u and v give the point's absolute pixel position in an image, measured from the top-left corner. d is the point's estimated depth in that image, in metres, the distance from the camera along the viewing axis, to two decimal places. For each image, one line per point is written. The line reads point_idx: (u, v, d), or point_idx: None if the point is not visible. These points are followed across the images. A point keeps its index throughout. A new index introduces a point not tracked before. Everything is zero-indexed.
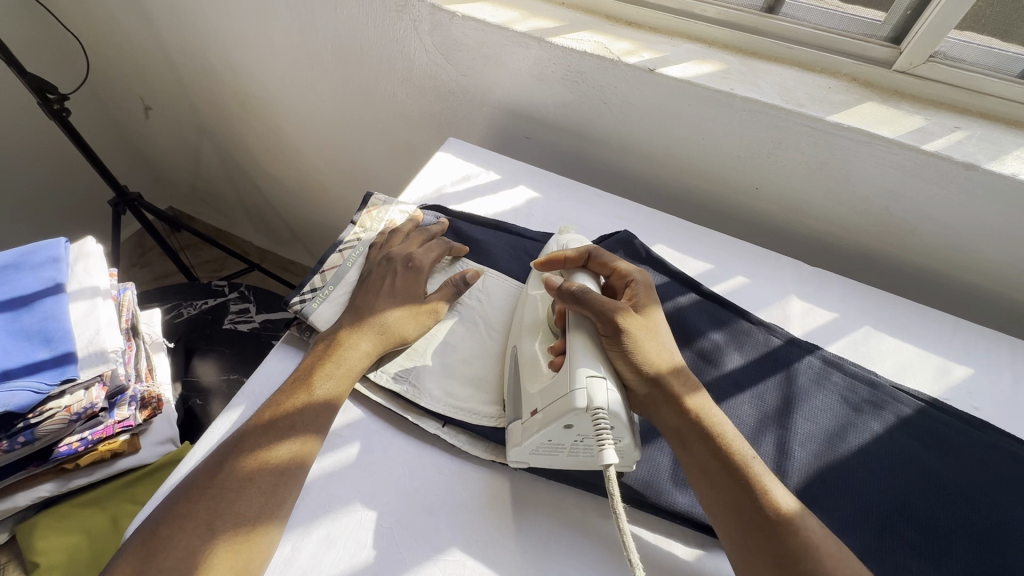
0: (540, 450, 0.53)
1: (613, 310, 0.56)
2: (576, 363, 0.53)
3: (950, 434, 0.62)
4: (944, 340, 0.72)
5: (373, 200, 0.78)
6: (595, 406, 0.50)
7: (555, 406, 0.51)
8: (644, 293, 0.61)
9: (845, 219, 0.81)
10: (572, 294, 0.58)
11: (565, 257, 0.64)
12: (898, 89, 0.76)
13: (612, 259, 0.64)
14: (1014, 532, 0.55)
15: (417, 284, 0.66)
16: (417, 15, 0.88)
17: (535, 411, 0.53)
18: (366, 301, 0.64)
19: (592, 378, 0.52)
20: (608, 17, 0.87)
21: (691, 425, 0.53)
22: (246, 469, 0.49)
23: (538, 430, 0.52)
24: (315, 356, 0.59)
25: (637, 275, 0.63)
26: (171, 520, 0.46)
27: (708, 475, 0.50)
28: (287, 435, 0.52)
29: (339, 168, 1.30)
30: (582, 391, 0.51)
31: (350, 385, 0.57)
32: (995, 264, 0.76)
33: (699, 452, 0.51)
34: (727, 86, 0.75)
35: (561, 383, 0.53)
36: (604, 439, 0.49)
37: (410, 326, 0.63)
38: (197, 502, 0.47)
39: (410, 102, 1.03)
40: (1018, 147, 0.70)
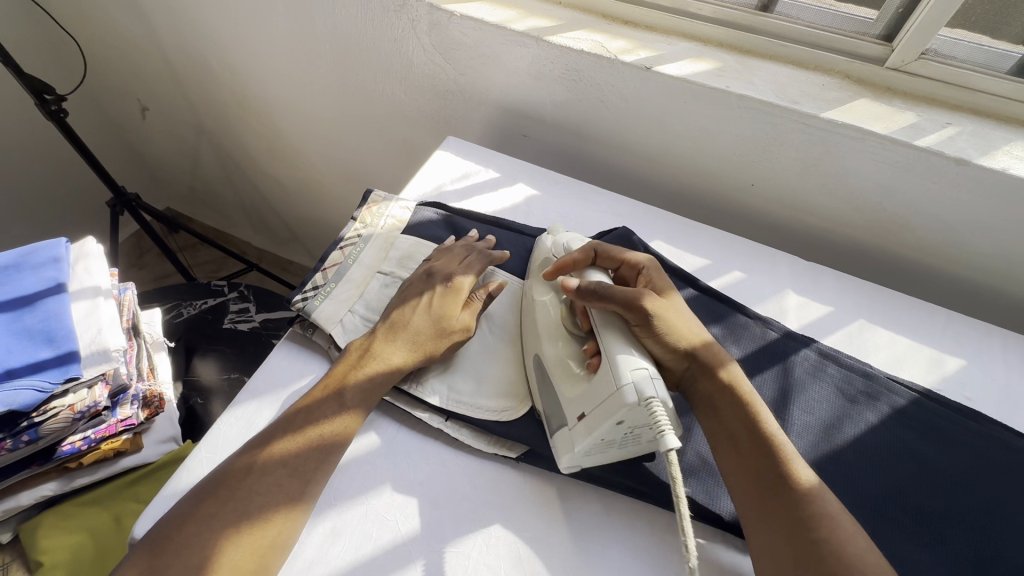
0: (594, 451, 0.53)
1: (637, 299, 0.57)
2: (617, 358, 0.53)
3: (943, 423, 0.63)
4: (938, 332, 0.73)
5: (373, 196, 0.79)
6: (647, 398, 0.50)
7: (604, 406, 0.51)
8: (660, 280, 0.62)
9: (840, 215, 0.82)
10: (594, 290, 0.58)
11: (573, 260, 0.64)
12: (890, 86, 0.78)
13: (619, 252, 0.65)
14: (1005, 516, 0.57)
15: (454, 300, 0.64)
16: (414, 14, 0.89)
17: (582, 414, 0.53)
18: (402, 315, 0.63)
19: (638, 371, 0.52)
20: (604, 16, 0.88)
21: (725, 397, 0.54)
22: (274, 470, 0.49)
23: (590, 433, 0.52)
24: (346, 364, 0.59)
25: (647, 262, 0.64)
26: (196, 518, 0.46)
27: (734, 446, 0.51)
28: (302, 437, 0.52)
29: (337, 168, 1.30)
30: (630, 386, 0.50)
31: (380, 392, 0.58)
32: (987, 258, 0.77)
33: (730, 424, 0.53)
34: (722, 84, 0.76)
35: (606, 382, 0.52)
36: (664, 424, 0.48)
37: (443, 343, 0.62)
38: (222, 500, 0.47)
39: (409, 101, 1.04)
40: (1007, 143, 0.71)
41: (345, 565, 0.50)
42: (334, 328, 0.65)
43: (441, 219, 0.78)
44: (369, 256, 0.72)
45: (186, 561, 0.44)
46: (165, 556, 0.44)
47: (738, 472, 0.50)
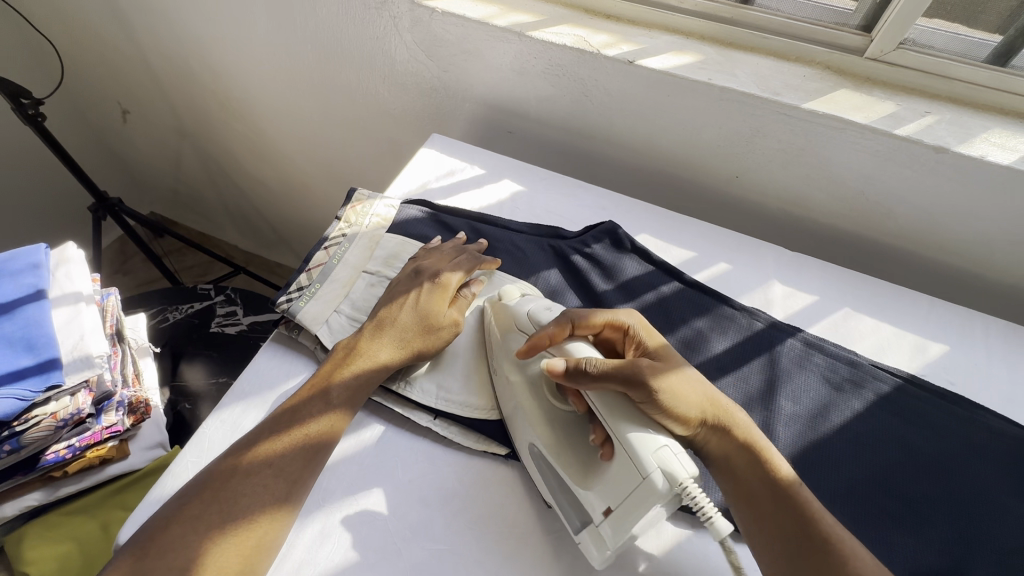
0: (630, 540, 0.49)
1: (636, 371, 0.50)
2: (634, 445, 0.47)
3: (926, 408, 0.64)
4: (921, 319, 0.74)
5: (357, 195, 0.78)
6: (681, 482, 0.45)
7: (636, 501, 0.46)
8: (648, 339, 0.57)
9: (822, 204, 0.83)
10: (587, 373, 0.51)
11: (547, 337, 0.56)
12: (870, 76, 0.78)
13: (597, 315, 0.57)
14: (988, 499, 0.58)
15: (441, 299, 0.64)
16: (396, 11, 0.88)
17: (610, 509, 0.47)
18: (389, 313, 0.62)
19: (660, 451, 0.46)
20: (587, 11, 0.87)
21: (739, 449, 0.51)
22: (263, 473, 0.49)
23: (626, 527, 0.47)
24: (333, 363, 0.58)
25: (630, 318, 0.58)
26: (181, 519, 0.46)
27: (750, 501, 0.49)
28: (290, 441, 0.51)
29: (322, 168, 1.29)
30: (658, 473, 0.45)
31: (367, 389, 0.57)
32: (967, 244, 0.78)
33: (745, 477, 0.50)
34: (704, 76, 0.76)
35: (626, 471, 0.47)
36: (710, 511, 0.45)
37: (429, 340, 0.61)
38: (210, 503, 0.47)
39: (393, 98, 1.03)
40: (985, 130, 0.72)
41: (335, 565, 0.50)
42: (320, 327, 0.64)
43: (426, 217, 0.77)
44: (354, 255, 0.72)
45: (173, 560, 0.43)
46: (151, 555, 0.44)
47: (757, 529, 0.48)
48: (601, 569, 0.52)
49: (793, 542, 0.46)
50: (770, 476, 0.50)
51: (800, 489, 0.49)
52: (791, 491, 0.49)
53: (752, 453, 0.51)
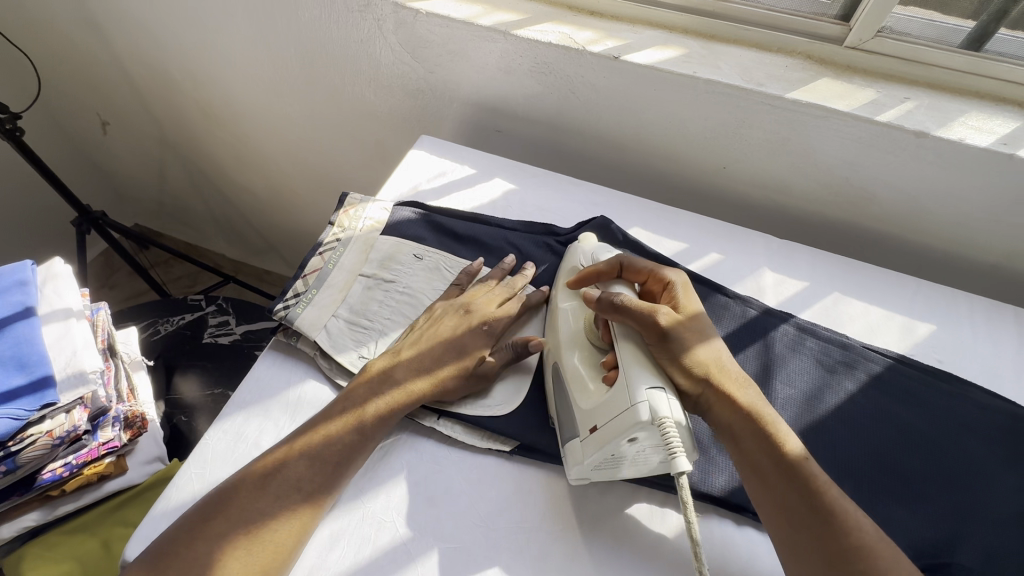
0: (603, 465, 0.53)
1: (658, 314, 0.55)
2: (633, 376, 0.52)
3: (918, 386, 0.66)
4: (909, 300, 0.75)
5: (349, 199, 0.77)
6: (662, 418, 0.49)
7: (616, 423, 0.50)
8: (686, 297, 0.61)
9: (809, 192, 0.84)
10: (613, 302, 0.57)
11: (598, 270, 0.64)
12: (850, 65, 0.80)
13: (646, 267, 0.63)
14: (979, 471, 0.60)
15: (478, 342, 0.62)
16: (380, 13, 0.88)
17: (594, 428, 0.52)
18: (421, 339, 0.62)
19: (654, 392, 0.51)
20: (570, 8, 0.88)
21: (747, 424, 0.52)
22: (295, 469, 0.52)
23: (601, 446, 0.51)
24: (359, 384, 0.58)
25: (674, 277, 0.62)
26: (205, 536, 0.48)
27: (760, 476, 0.51)
28: (311, 461, 0.53)
29: (310, 174, 1.28)
30: (645, 404, 0.50)
31: (390, 421, 0.57)
32: (949, 225, 0.80)
33: (752, 452, 0.52)
34: (689, 69, 0.77)
35: (619, 399, 0.52)
36: (676, 447, 0.48)
37: (455, 382, 0.60)
38: (243, 500, 0.50)
39: (379, 101, 1.03)
40: (963, 114, 0.74)
41: (346, 569, 0.50)
42: (319, 333, 0.64)
43: (420, 218, 0.77)
44: (349, 259, 0.71)
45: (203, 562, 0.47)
46: (178, 562, 0.47)
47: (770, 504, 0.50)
48: (609, 558, 0.53)
49: (805, 521, 0.48)
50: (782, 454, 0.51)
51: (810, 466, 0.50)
52: (803, 470, 0.50)
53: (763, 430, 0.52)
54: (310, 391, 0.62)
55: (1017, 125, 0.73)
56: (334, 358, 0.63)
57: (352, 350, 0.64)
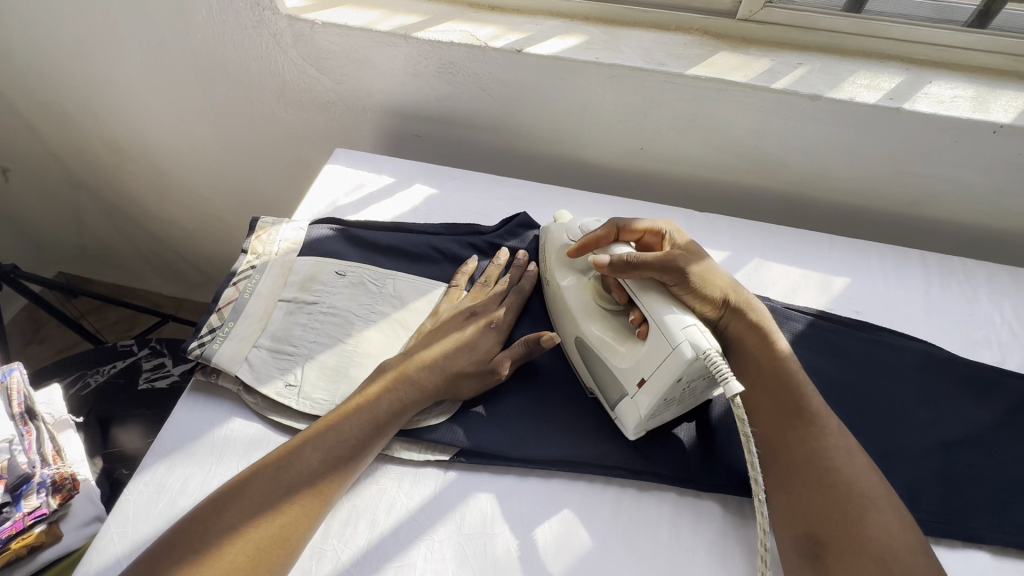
0: (656, 411, 0.54)
1: (675, 258, 0.56)
2: (663, 320, 0.52)
3: (839, 339, 0.69)
4: (825, 257, 0.78)
5: (261, 223, 0.74)
6: (705, 350, 0.49)
7: (663, 370, 0.51)
8: (683, 240, 0.62)
9: (725, 163, 0.86)
10: (628, 263, 0.55)
11: (595, 238, 0.62)
12: (745, 37, 0.82)
13: (637, 223, 0.62)
14: (901, 411, 0.63)
15: (489, 342, 0.63)
16: (275, 28, 0.86)
17: (643, 380, 0.53)
18: (431, 342, 0.63)
19: (688, 328, 0.50)
20: (470, 6, 0.88)
21: (778, 414, 0.55)
22: (309, 460, 0.52)
23: (654, 396, 0.52)
24: (378, 379, 0.59)
25: (667, 225, 0.63)
26: (214, 528, 0.47)
27: (765, 388, 0.56)
28: (325, 454, 0.53)
29: (235, 200, 1.23)
30: (685, 343, 0.49)
31: (404, 415, 0.57)
32: (855, 180, 0.83)
33: (759, 363, 0.57)
34: (591, 56, 0.78)
35: (658, 345, 0.52)
36: (724, 371, 0.47)
37: (465, 384, 0.61)
38: (257, 488, 0.50)
39: (292, 118, 1.00)
40: (852, 74, 0.77)
41: None
42: (239, 367, 0.61)
43: (338, 234, 0.74)
44: (266, 286, 0.69)
45: (204, 542, 0.47)
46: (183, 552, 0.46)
47: (786, 489, 0.52)
48: (561, 551, 0.53)
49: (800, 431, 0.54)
50: (811, 444, 0.53)
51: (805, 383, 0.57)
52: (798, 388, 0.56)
53: (801, 420, 0.54)
54: (238, 428, 0.60)
55: (901, 79, 0.77)
56: (259, 391, 0.61)
57: (277, 379, 0.61)
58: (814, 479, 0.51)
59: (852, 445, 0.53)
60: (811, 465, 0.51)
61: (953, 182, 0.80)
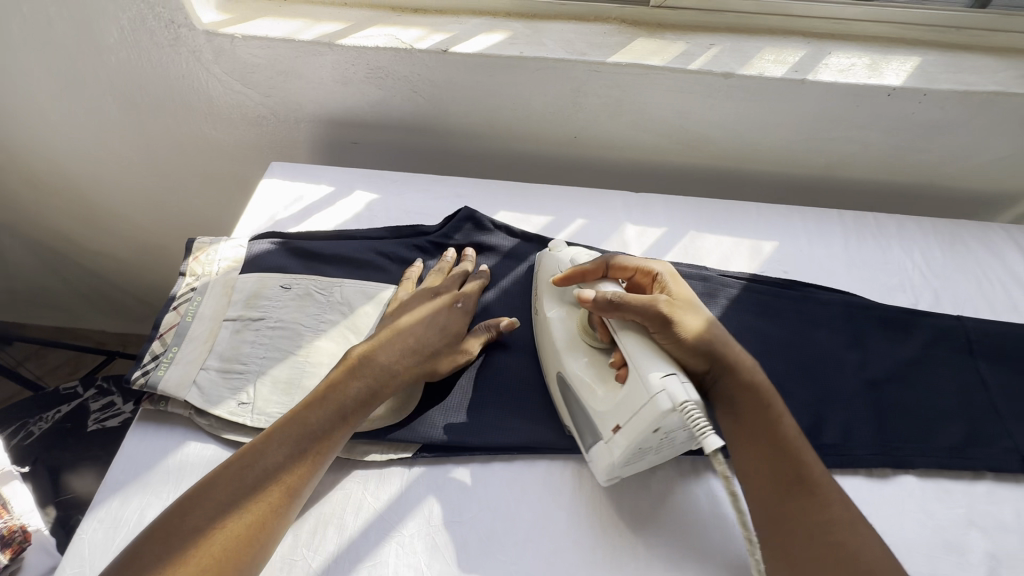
0: (632, 459, 0.53)
1: (658, 304, 0.55)
2: (643, 367, 0.51)
3: (770, 299, 0.73)
4: (754, 225, 0.83)
5: (198, 244, 0.73)
6: (682, 403, 0.48)
7: (639, 417, 0.49)
8: (676, 285, 0.60)
9: (655, 144, 0.90)
10: (611, 301, 0.55)
11: (584, 271, 0.62)
12: (660, 22, 0.86)
13: (630, 261, 0.62)
14: (831, 358, 0.68)
15: (457, 321, 0.65)
16: (193, 45, 0.85)
17: (618, 426, 0.52)
18: (398, 325, 0.63)
19: (667, 377, 0.49)
20: (393, 9, 0.88)
21: (779, 482, 0.51)
22: (273, 457, 0.52)
23: (629, 443, 0.51)
24: (342, 369, 0.59)
25: (661, 268, 0.62)
26: (175, 533, 0.46)
27: (764, 454, 0.53)
28: (289, 451, 0.52)
29: (173, 225, 1.19)
30: (662, 393, 0.48)
31: (375, 402, 0.58)
32: (773, 150, 0.89)
33: (753, 428, 0.54)
34: (516, 51, 0.80)
35: (636, 391, 0.50)
36: (704, 427, 0.46)
37: (440, 361, 0.62)
38: (224, 488, 0.49)
39: (223, 135, 0.98)
40: (760, 50, 0.82)
41: None
42: (188, 391, 0.60)
43: (279, 248, 0.74)
44: (209, 307, 0.68)
45: (171, 548, 0.45)
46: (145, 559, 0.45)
47: (786, 566, 0.48)
48: (531, 530, 0.55)
49: (807, 500, 0.50)
50: (816, 515, 0.49)
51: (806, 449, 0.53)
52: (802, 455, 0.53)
53: (803, 490, 0.51)
54: (193, 452, 0.59)
55: (804, 53, 0.82)
56: (211, 412, 0.60)
57: (229, 399, 0.61)
58: (818, 554, 0.47)
59: (855, 514, 0.50)
60: (815, 538, 0.48)
61: (861, 144, 0.86)
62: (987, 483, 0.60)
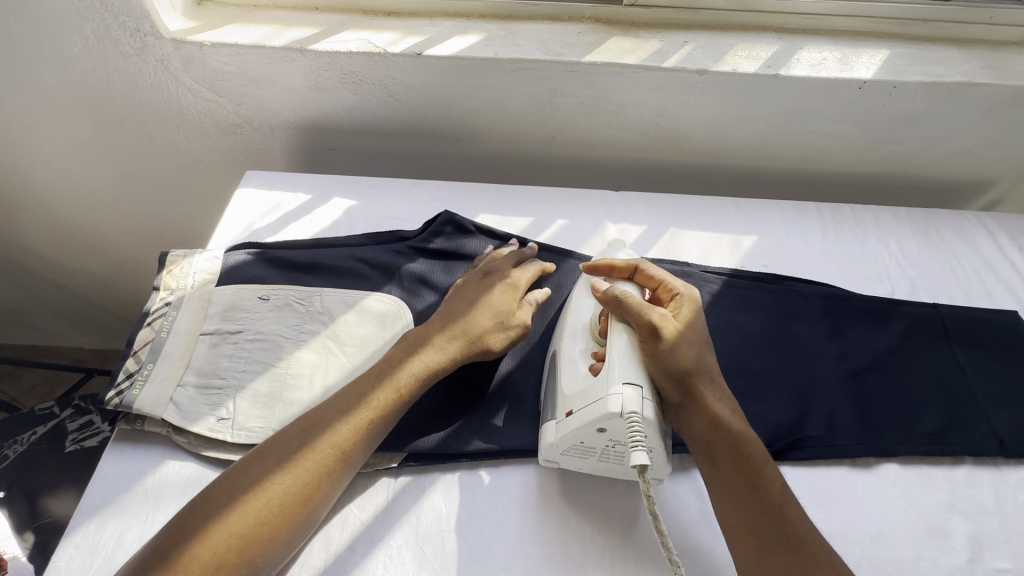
0: (573, 451, 0.54)
1: (655, 318, 0.53)
2: (618, 367, 0.51)
3: (751, 293, 0.73)
4: (733, 220, 0.84)
5: (171, 257, 0.71)
6: (631, 413, 0.49)
7: (590, 411, 0.51)
8: (688, 310, 0.58)
9: (634, 142, 0.90)
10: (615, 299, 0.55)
11: (613, 266, 0.60)
12: (633, 21, 0.86)
13: (659, 273, 0.60)
14: (813, 350, 0.69)
15: (511, 301, 0.63)
16: (161, 53, 0.83)
17: (568, 412, 0.53)
18: (454, 305, 0.63)
19: (631, 387, 0.50)
20: (365, 13, 0.87)
21: (758, 537, 0.48)
22: (335, 426, 0.54)
23: (572, 433, 0.52)
24: (403, 348, 0.60)
25: (684, 290, 0.59)
26: (239, 484, 0.50)
27: (740, 504, 0.50)
28: (347, 421, 0.54)
29: (148, 238, 1.16)
30: (617, 397, 0.49)
31: (435, 378, 0.59)
32: (750, 145, 0.90)
33: (729, 474, 0.51)
34: (490, 52, 0.79)
35: (599, 384, 0.51)
36: (638, 443, 0.48)
37: (496, 339, 0.61)
38: (291, 441, 0.52)
39: (196, 144, 0.96)
40: (733, 47, 0.83)
41: None
42: (165, 409, 0.59)
43: (257, 258, 0.72)
44: (185, 322, 0.66)
45: (232, 495, 0.49)
46: (207, 508, 0.48)
47: None
48: (520, 536, 0.54)
49: (787, 556, 0.47)
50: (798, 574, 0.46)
51: (790, 499, 0.50)
52: (784, 505, 0.50)
53: (784, 544, 0.47)
54: (173, 470, 0.58)
55: (776, 48, 0.83)
56: (190, 430, 0.58)
57: (208, 415, 0.59)
58: None
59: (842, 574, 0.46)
60: None
61: (836, 136, 0.87)
62: (966, 467, 0.61)
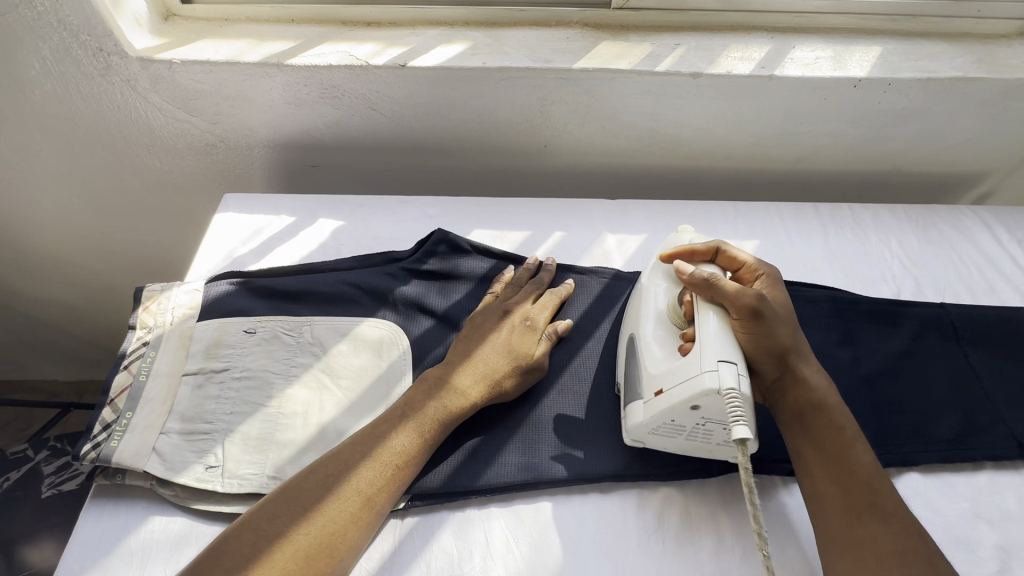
0: (661, 430, 0.53)
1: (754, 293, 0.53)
2: (710, 344, 0.50)
3: None
4: (734, 224, 0.82)
5: (147, 292, 0.66)
6: (727, 390, 0.47)
7: (684, 387, 0.49)
8: (773, 287, 0.58)
9: (628, 148, 0.88)
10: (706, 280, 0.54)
11: (693, 250, 0.59)
12: (622, 24, 0.84)
13: (739, 253, 0.60)
14: (825, 357, 0.67)
15: (532, 342, 0.62)
16: (128, 73, 0.78)
17: (659, 391, 0.51)
18: (471, 345, 0.61)
19: (727, 362, 0.48)
20: (344, 23, 0.83)
21: (848, 505, 0.47)
22: (358, 475, 0.50)
23: (664, 409, 0.51)
24: (423, 390, 0.57)
25: (766, 270, 0.60)
26: (259, 538, 0.45)
27: (832, 471, 0.49)
28: (370, 470, 0.51)
29: (122, 265, 1.10)
30: (715, 372, 0.48)
31: (455, 423, 0.56)
32: (746, 147, 0.88)
33: (822, 443, 0.50)
34: (478, 61, 0.76)
35: (690, 362, 0.50)
36: (735, 419, 0.46)
37: (511, 381, 0.59)
38: (312, 492, 0.49)
39: (170, 166, 0.91)
40: (725, 48, 0.81)
41: None
42: (148, 460, 0.55)
43: (240, 288, 0.68)
44: (165, 362, 0.62)
45: (256, 549, 0.45)
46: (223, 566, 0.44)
47: None
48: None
49: (879, 523, 0.46)
50: (892, 543, 0.45)
51: (881, 473, 0.49)
52: (874, 478, 0.48)
53: (874, 512, 0.46)
54: (158, 527, 0.53)
55: (769, 48, 0.82)
56: (175, 482, 0.54)
57: (195, 464, 0.55)
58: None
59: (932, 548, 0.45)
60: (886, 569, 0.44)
61: (832, 135, 0.86)
62: (987, 472, 0.60)
